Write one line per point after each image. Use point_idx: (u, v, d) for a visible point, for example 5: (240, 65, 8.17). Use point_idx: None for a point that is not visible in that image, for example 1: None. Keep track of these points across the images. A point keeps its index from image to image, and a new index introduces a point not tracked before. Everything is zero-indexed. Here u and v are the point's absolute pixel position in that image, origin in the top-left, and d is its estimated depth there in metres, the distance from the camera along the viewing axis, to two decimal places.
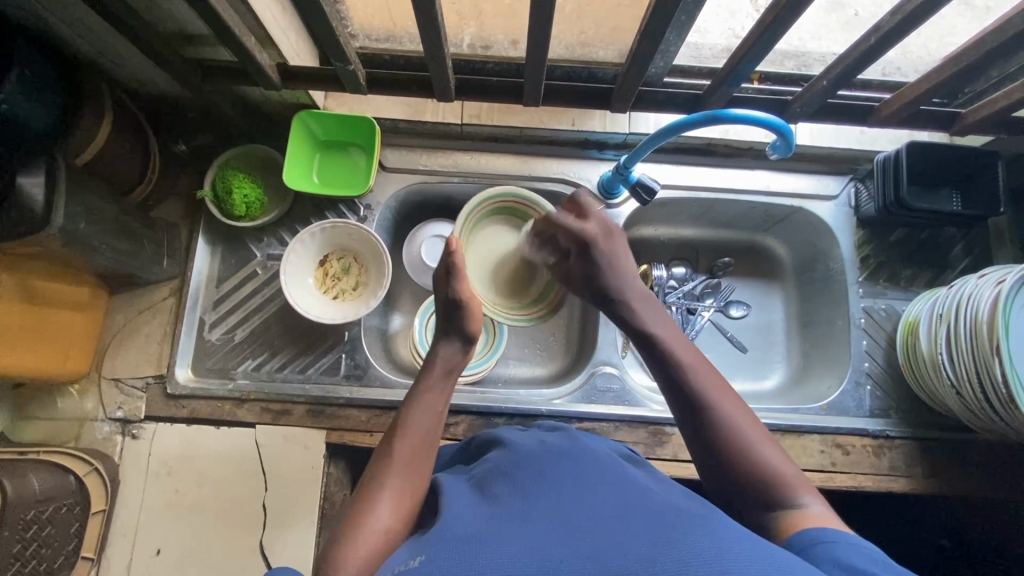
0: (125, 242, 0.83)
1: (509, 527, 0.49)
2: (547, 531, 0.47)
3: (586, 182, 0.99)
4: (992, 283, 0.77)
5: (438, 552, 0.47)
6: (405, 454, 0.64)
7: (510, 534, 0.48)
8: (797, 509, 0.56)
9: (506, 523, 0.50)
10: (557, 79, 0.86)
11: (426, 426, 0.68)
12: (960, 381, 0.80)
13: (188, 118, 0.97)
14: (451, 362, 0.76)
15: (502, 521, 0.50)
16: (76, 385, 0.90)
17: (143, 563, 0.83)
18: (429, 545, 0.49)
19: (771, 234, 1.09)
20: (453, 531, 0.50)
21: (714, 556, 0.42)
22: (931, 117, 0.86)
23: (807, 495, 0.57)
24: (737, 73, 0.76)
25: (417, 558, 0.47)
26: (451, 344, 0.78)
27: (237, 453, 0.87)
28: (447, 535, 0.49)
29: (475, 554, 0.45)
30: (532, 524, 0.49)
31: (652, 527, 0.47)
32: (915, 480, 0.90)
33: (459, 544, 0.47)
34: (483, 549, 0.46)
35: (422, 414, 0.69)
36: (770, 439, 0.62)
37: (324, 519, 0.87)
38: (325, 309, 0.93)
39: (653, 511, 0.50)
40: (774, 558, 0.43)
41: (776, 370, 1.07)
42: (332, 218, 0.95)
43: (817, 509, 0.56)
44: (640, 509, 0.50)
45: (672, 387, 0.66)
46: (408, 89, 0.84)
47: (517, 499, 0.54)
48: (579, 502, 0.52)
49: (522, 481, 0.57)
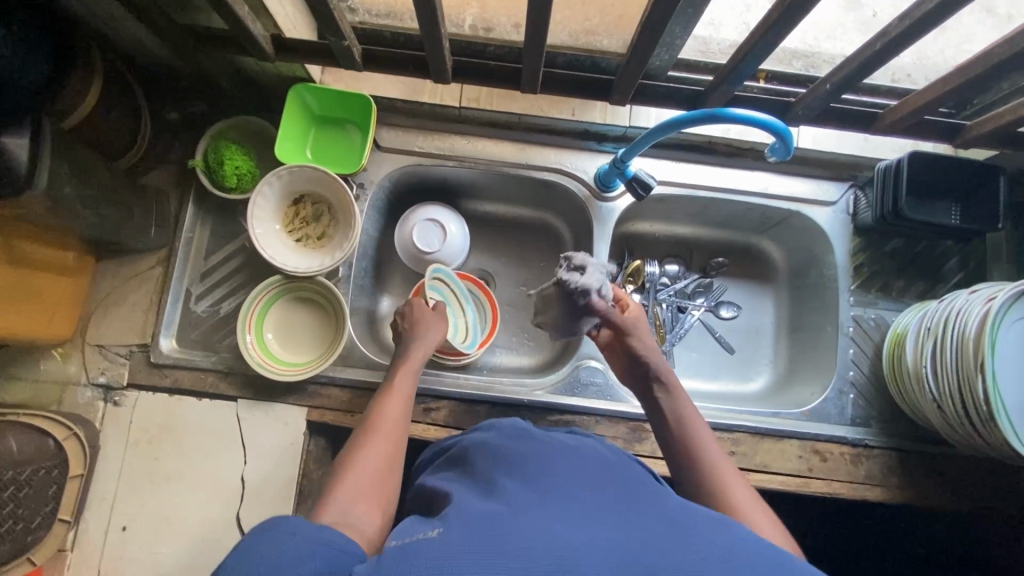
0: (112, 209, 0.82)
1: (522, 506, 0.46)
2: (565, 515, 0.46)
3: (583, 174, 0.97)
4: (982, 299, 0.77)
5: (453, 524, 0.45)
6: (373, 445, 0.66)
7: (523, 514, 0.45)
8: None
9: (517, 505, 0.47)
10: (557, 67, 0.84)
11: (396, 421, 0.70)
12: (942, 396, 0.80)
13: (182, 85, 0.95)
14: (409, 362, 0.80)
15: (514, 499, 0.48)
16: (59, 349, 0.89)
17: (118, 528, 0.84)
18: (446, 516, 0.47)
19: (767, 236, 1.08)
20: (468, 505, 0.47)
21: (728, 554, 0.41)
22: (935, 128, 0.84)
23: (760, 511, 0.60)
24: (739, 72, 0.75)
25: (435, 528, 0.45)
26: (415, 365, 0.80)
27: (219, 425, 0.88)
28: (460, 509, 0.47)
29: (502, 530, 0.43)
30: (544, 505, 0.47)
31: (669, 522, 0.45)
32: (890, 490, 0.90)
33: (478, 515, 0.45)
34: (508, 526, 0.44)
35: (389, 404, 0.73)
36: (770, 517, 0.59)
37: (301, 496, 0.87)
38: (288, 252, 0.92)
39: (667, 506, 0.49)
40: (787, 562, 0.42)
41: (762, 373, 1.07)
42: (297, 171, 0.90)
43: None
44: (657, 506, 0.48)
45: (681, 454, 0.69)
46: (405, 69, 0.82)
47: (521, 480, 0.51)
48: (593, 493, 0.50)
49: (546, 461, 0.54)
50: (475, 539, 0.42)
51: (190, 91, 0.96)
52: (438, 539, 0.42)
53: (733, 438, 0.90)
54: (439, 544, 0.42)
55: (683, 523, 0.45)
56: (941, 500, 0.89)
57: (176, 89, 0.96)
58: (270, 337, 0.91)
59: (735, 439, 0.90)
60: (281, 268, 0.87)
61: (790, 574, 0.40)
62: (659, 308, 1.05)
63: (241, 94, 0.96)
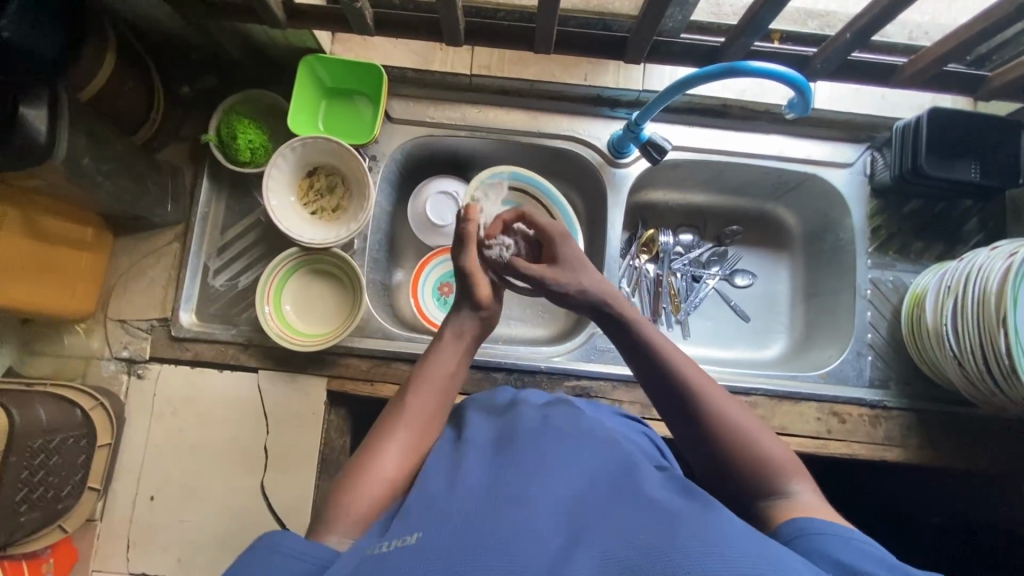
0: (130, 182, 0.83)
1: (505, 511, 0.45)
2: (549, 523, 0.44)
3: (596, 141, 0.97)
4: (1004, 254, 0.76)
5: (433, 530, 0.44)
6: (407, 417, 0.66)
7: (499, 518, 0.44)
8: (788, 497, 0.55)
9: (501, 508, 0.46)
10: (570, 28, 0.82)
11: (437, 382, 0.70)
12: (963, 353, 0.80)
13: (193, 58, 0.95)
14: (462, 327, 0.75)
15: (493, 502, 0.47)
16: (82, 324, 0.91)
17: (146, 496, 0.86)
18: (424, 521, 0.46)
19: (782, 202, 1.07)
20: (446, 511, 0.47)
21: (716, 560, 0.38)
22: (956, 80, 0.83)
23: (799, 482, 0.56)
24: (757, 23, 0.73)
25: (412, 534, 0.44)
26: (462, 312, 0.76)
27: (240, 396, 0.89)
28: (440, 513, 0.47)
29: (479, 538, 0.42)
30: (527, 509, 0.46)
31: (658, 524, 0.43)
32: (909, 450, 0.90)
33: (457, 521, 0.45)
34: (486, 534, 0.43)
35: (424, 389, 0.69)
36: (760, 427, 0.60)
37: (323, 465, 0.88)
38: (304, 224, 0.93)
39: (645, 500, 0.48)
40: (770, 555, 0.40)
41: (778, 340, 1.07)
42: (312, 142, 0.90)
43: (809, 497, 0.54)
44: (650, 506, 0.46)
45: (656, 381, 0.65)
46: (417, 33, 0.81)
47: (504, 476, 0.51)
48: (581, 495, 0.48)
49: (534, 459, 0.53)
50: (448, 553, 0.41)
51: (201, 64, 0.96)
52: (415, 549, 0.42)
53: (751, 402, 0.90)
54: (412, 555, 0.41)
55: (674, 523, 0.43)
56: (961, 460, 0.89)
57: (186, 64, 0.96)
58: (288, 309, 0.92)
59: (753, 402, 0.91)
60: (298, 240, 0.88)
61: None
62: (674, 277, 1.06)
63: (252, 67, 0.96)
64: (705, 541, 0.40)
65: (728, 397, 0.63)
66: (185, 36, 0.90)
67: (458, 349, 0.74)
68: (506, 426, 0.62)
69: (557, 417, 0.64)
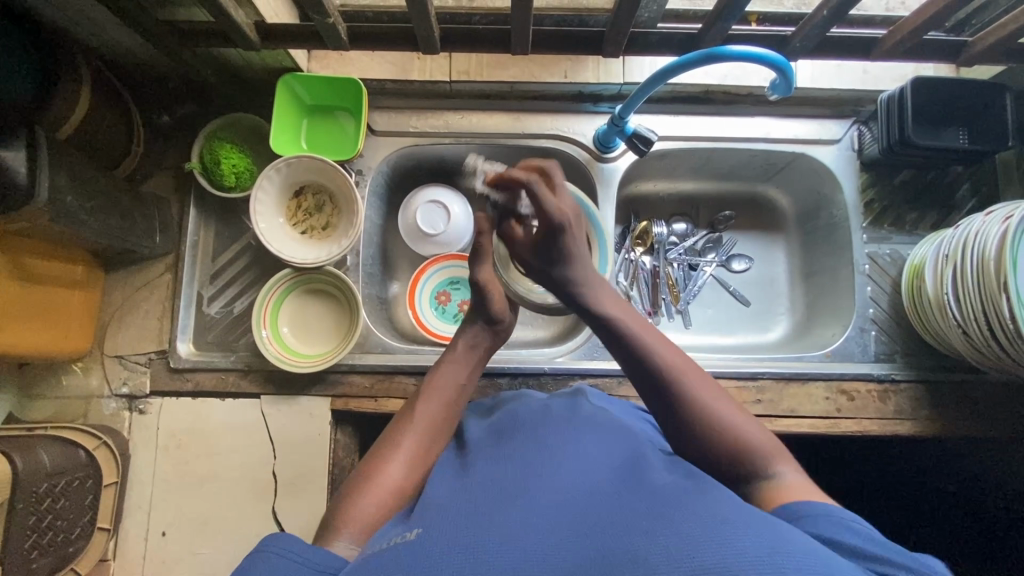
0: (116, 217, 0.82)
1: (503, 501, 0.45)
2: (547, 504, 0.43)
3: (581, 137, 0.96)
4: (999, 220, 0.76)
5: (433, 525, 0.43)
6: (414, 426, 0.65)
7: (499, 510, 0.43)
8: (771, 479, 0.55)
9: (499, 499, 0.45)
10: (545, 27, 0.82)
11: (447, 392, 0.69)
12: (967, 320, 0.79)
13: (170, 86, 0.94)
14: (474, 337, 0.75)
15: (493, 495, 0.46)
16: (79, 363, 0.90)
17: (157, 532, 0.85)
18: (426, 519, 0.45)
19: (772, 183, 1.07)
20: (447, 508, 0.46)
21: (717, 531, 0.37)
22: (936, 48, 0.83)
23: (783, 465, 0.56)
24: (732, 7, 0.72)
25: (413, 532, 0.44)
26: (473, 322, 0.76)
27: (244, 423, 0.88)
28: (441, 510, 0.46)
29: (476, 525, 0.41)
30: (523, 496, 0.45)
31: (658, 502, 0.42)
32: (920, 422, 0.89)
33: (456, 516, 0.44)
34: (483, 523, 0.42)
35: (432, 400, 0.68)
36: (733, 406, 0.61)
37: (334, 485, 0.88)
38: (295, 245, 0.92)
39: (651, 485, 0.46)
40: (773, 531, 0.38)
41: (779, 322, 1.07)
42: (295, 161, 0.89)
43: (790, 477, 0.55)
44: (648, 487, 0.46)
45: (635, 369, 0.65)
46: (393, 44, 0.81)
47: (504, 471, 0.51)
48: (580, 475, 0.48)
49: (536, 452, 0.53)
50: (450, 540, 0.40)
51: (179, 92, 0.95)
52: (416, 542, 0.41)
53: (758, 386, 0.90)
54: (413, 549, 0.40)
55: (671, 502, 0.42)
56: (972, 428, 0.89)
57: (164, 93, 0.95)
58: (286, 330, 0.91)
59: (760, 387, 0.90)
60: (290, 261, 0.87)
61: (789, 554, 0.36)
62: (671, 267, 1.05)
63: (231, 92, 0.95)
64: (707, 525, 0.38)
65: (709, 383, 0.63)
66: (161, 65, 0.90)
67: (467, 359, 0.73)
68: (508, 426, 0.61)
69: (566, 411, 0.64)
